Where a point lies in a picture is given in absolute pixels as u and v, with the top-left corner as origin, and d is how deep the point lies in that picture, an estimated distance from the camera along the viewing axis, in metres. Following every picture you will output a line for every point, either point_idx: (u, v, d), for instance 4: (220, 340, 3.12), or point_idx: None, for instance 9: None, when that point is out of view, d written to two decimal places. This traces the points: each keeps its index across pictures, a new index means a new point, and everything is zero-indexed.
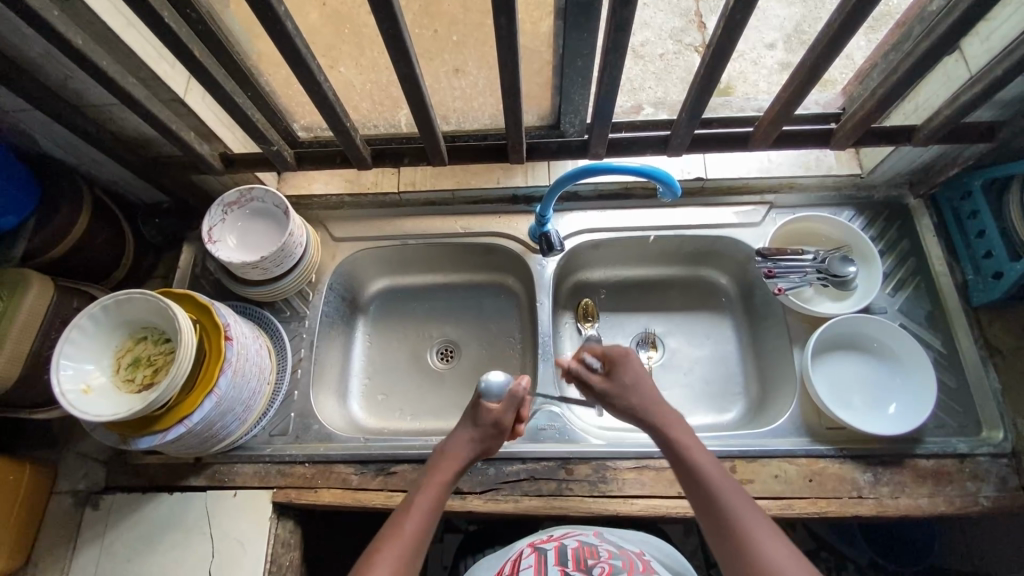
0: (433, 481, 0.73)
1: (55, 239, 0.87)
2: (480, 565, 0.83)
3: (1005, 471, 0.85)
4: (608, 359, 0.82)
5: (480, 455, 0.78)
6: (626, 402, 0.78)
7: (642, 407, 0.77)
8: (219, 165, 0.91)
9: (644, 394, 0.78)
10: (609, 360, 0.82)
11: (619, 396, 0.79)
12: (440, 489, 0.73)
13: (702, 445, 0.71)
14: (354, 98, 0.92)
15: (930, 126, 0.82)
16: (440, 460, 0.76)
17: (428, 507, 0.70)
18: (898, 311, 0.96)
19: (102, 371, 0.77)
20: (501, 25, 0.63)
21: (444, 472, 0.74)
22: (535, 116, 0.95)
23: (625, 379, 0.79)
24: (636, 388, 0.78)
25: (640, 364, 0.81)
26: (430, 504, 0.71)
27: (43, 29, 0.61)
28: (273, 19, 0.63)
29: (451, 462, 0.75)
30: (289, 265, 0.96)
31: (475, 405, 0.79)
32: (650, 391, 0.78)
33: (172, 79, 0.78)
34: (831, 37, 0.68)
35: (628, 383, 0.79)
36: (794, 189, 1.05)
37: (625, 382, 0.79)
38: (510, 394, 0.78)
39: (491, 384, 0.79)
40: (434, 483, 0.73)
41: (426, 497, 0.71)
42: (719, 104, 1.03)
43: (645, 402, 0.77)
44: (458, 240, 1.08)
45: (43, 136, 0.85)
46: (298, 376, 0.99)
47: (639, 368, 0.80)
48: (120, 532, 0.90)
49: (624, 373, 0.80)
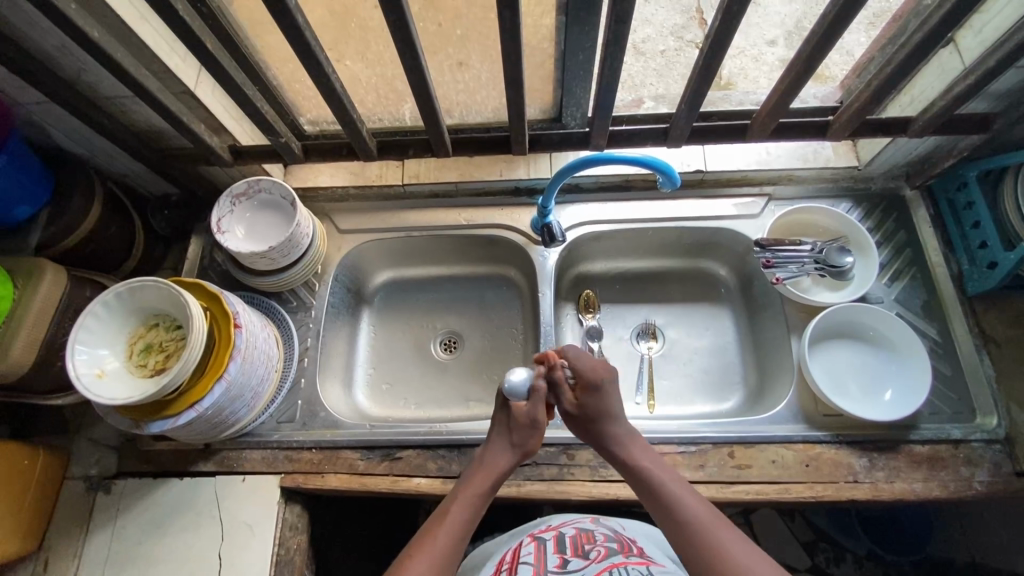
0: (471, 489, 0.74)
1: (69, 228, 0.90)
2: (484, 548, 0.84)
3: (998, 457, 0.86)
4: (584, 381, 0.80)
5: (519, 458, 0.80)
6: (595, 428, 0.79)
7: (612, 434, 0.78)
8: (228, 157, 0.94)
9: (615, 424, 0.79)
10: (586, 384, 0.80)
11: (586, 422, 0.79)
12: (480, 496, 0.74)
13: (658, 461, 0.75)
14: (360, 92, 0.95)
15: (925, 117, 0.84)
16: (479, 469, 0.77)
17: (467, 517, 0.71)
18: (894, 300, 0.97)
19: (116, 356, 0.79)
20: (505, 17, 0.65)
21: (484, 479, 0.75)
22: (538, 109, 0.97)
23: (595, 406, 0.79)
24: (609, 417, 0.79)
25: (614, 392, 0.80)
26: (470, 511, 0.71)
27: (61, 21, 0.63)
28: (284, 13, 0.65)
29: (490, 469, 0.77)
30: (296, 256, 0.98)
31: (506, 409, 0.81)
32: (621, 419, 0.79)
33: (183, 71, 0.80)
34: (826, 29, 0.70)
35: (603, 408, 0.79)
36: (793, 182, 1.07)
37: (595, 411, 0.79)
38: (536, 391, 0.80)
39: (513, 382, 0.79)
40: (474, 489, 0.74)
41: (464, 505, 0.72)
42: (719, 97, 1.06)
43: (616, 430, 0.78)
44: (462, 232, 1.10)
45: (56, 128, 0.87)
46: (304, 364, 1.01)
47: (614, 394, 0.80)
48: (131, 516, 0.92)
49: (597, 396, 0.79)
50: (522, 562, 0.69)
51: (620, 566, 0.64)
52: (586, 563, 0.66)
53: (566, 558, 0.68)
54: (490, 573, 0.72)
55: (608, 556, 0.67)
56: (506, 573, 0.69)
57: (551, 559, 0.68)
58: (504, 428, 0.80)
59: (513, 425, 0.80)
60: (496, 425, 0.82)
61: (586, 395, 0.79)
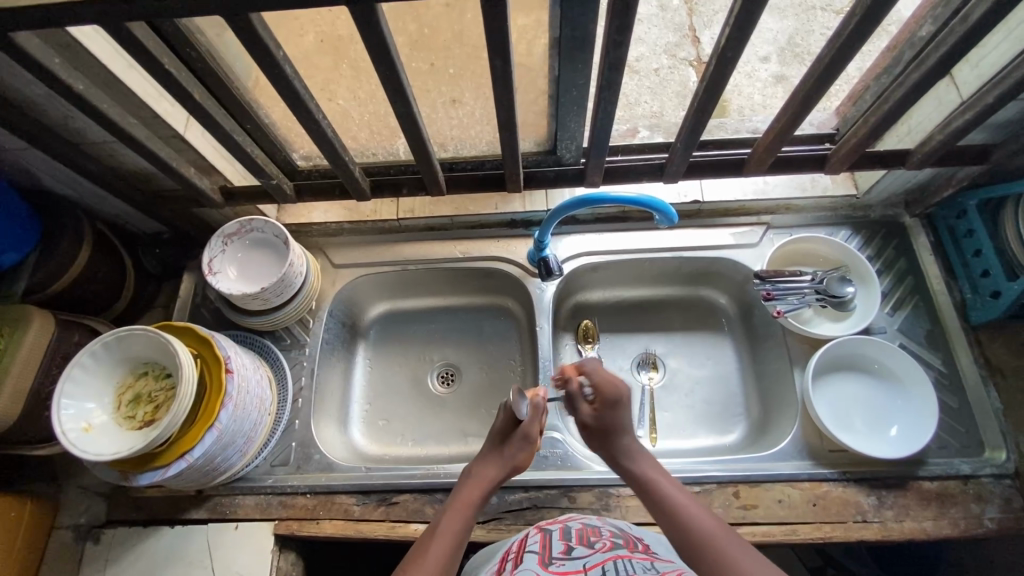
0: (463, 498, 0.72)
1: (56, 272, 0.88)
2: (482, 552, 0.80)
3: (1009, 492, 0.84)
4: (601, 395, 0.77)
5: (507, 473, 0.76)
6: (606, 441, 0.75)
7: (625, 447, 0.74)
8: (220, 198, 0.93)
9: (628, 439, 0.75)
10: (601, 397, 0.77)
11: (600, 435, 0.75)
12: (471, 505, 0.71)
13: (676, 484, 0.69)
14: (352, 129, 0.93)
15: (924, 150, 0.83)
16: (472, 479, 0.75)
17: (458, 525, 0.68)
18: (898, 330, 0.96)
19: (103, 409, 0.77)
20: (497, 65, 0.64)
21: (476, 487, 0.74)
22: (532, 143, 0.94)
23: (612, 420, 0.75)
24: (621, 432, 0.75)
25: (630, 406, 0.77)
26: (460, 518, 0.69)
27: (46, 76, 0.62)
28: (272, 64, 0.63)
29: (480, 476, 0.75)
30: (289, 295, 0.96)
31: (501, 426, 0.79)
32: (632, 432, 0.76)
33: (171, 116, 0.79)
34: (823, 69, 0.68)
35: (610, 424, 0.75)
36: (792, 211, 1.06)
37: (609, 425, 0.75)
38: (533, 404, 0.78)
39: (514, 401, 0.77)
40: (464, 498, 0.72)
41: (454, 517, 0.69)
42: (715, 125, 1.03)
43: (628, 444, 0.74)
44: (458, 264, 1.09)
45: (43, 171, 0.86)
46: (298, 405, 0.99)
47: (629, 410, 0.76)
48: (119, 568, 0.89)
49: (612, 413, 0.75)
50: (527, 551, 0.67)
51: (624, 557, 0.62)
52: (590, 553, 0.64)
53: (571, 546, 0.66)
54: (497, 563, 0.71)
55: (613, 548, 0.65)
56: (511, 563, 0.67)
57: (556, 547, 0.66)
58: (494, 440, 0.78)
59: (503, 438, 0.78)
60: (488, 437, 0.80)
61: (605, 409, 0.76)
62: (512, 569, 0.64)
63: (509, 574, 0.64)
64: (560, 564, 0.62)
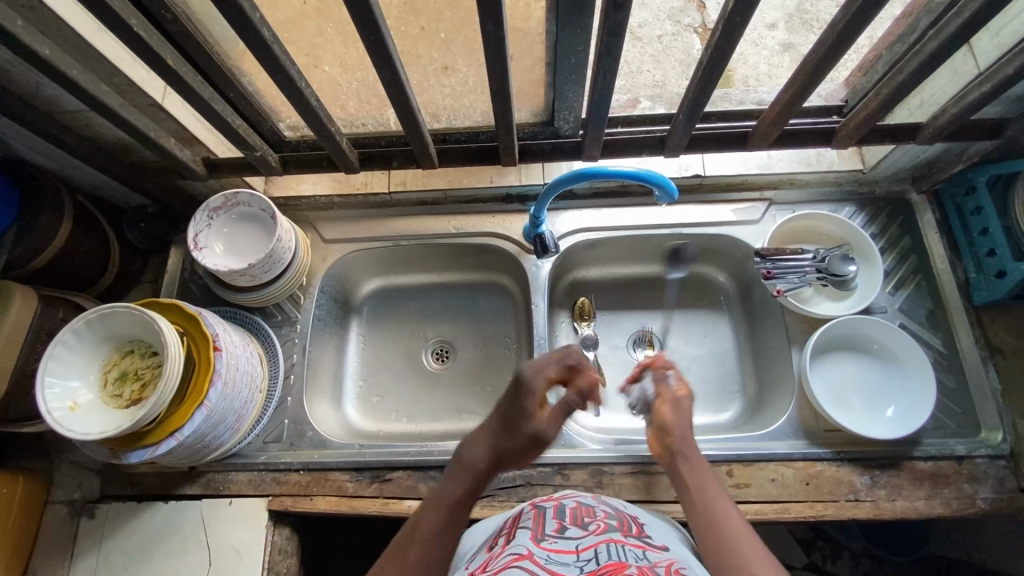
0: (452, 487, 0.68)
1: (38, 247, 0.86)
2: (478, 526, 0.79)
3: (1002, 473, 0.84)
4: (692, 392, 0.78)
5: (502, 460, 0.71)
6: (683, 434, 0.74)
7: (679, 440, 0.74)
8: (202, 170, 0.90)
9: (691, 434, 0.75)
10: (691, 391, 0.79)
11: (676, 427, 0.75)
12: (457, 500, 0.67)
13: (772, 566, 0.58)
14: (339, 97, 0.89)
15: (937, 124, 0.79)
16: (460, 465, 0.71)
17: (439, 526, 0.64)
18: (899, 310, 0.95)
19: (88, 387, 0.76)
20: (489, 28, 0.60)
21: (462, 477, 0.69)
22: (528, 113, 0.90)
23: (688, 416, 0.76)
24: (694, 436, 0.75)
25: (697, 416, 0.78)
26: (440, 519, 0.65)
27: (9, 41, 0.58)
28: (249, 28, 0.59)
29: (472, 461, 0.70)
30: (278, 270, 0.94)
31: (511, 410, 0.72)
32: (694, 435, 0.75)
33: (146, 84, 0.76)
34: (836, 38, 0.64)
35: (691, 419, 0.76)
36: (795, 186, 1.03)
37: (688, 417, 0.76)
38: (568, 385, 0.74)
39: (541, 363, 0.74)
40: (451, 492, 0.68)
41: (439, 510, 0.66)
42: (720, 95, 0.99)
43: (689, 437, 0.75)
44: (452, 239, 1.06)
45: (18, 141, 0.82)
46: (290, 381, 0.98)
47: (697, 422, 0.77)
48: (115, 542, 0.89)
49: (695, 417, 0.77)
50: (520, 526, 0.67)
51: (617, 542, 0.61)
52: (583, 534, 0.63)
53: (564, 525, 0.66)
54: (491, 537, 0.71)
55: (606, 530, 0.64)
56: (504, 537, 0.67)
57: (550, 524, 0.66)
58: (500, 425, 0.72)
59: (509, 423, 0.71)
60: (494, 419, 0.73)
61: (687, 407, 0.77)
62: (505, 544, 0.64)
63: (501, 548, 0.64)
64: (552, 541, 0.62)
